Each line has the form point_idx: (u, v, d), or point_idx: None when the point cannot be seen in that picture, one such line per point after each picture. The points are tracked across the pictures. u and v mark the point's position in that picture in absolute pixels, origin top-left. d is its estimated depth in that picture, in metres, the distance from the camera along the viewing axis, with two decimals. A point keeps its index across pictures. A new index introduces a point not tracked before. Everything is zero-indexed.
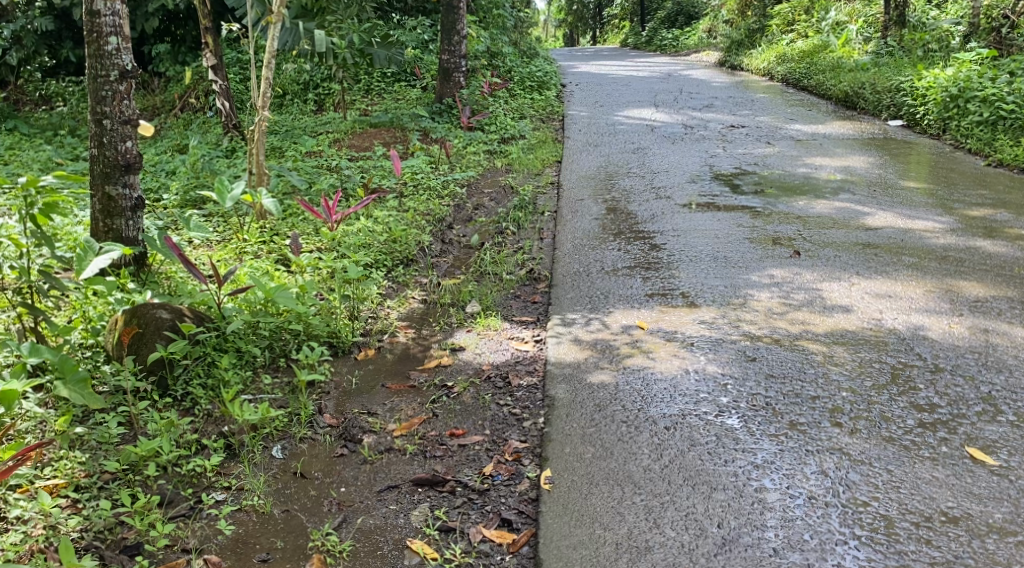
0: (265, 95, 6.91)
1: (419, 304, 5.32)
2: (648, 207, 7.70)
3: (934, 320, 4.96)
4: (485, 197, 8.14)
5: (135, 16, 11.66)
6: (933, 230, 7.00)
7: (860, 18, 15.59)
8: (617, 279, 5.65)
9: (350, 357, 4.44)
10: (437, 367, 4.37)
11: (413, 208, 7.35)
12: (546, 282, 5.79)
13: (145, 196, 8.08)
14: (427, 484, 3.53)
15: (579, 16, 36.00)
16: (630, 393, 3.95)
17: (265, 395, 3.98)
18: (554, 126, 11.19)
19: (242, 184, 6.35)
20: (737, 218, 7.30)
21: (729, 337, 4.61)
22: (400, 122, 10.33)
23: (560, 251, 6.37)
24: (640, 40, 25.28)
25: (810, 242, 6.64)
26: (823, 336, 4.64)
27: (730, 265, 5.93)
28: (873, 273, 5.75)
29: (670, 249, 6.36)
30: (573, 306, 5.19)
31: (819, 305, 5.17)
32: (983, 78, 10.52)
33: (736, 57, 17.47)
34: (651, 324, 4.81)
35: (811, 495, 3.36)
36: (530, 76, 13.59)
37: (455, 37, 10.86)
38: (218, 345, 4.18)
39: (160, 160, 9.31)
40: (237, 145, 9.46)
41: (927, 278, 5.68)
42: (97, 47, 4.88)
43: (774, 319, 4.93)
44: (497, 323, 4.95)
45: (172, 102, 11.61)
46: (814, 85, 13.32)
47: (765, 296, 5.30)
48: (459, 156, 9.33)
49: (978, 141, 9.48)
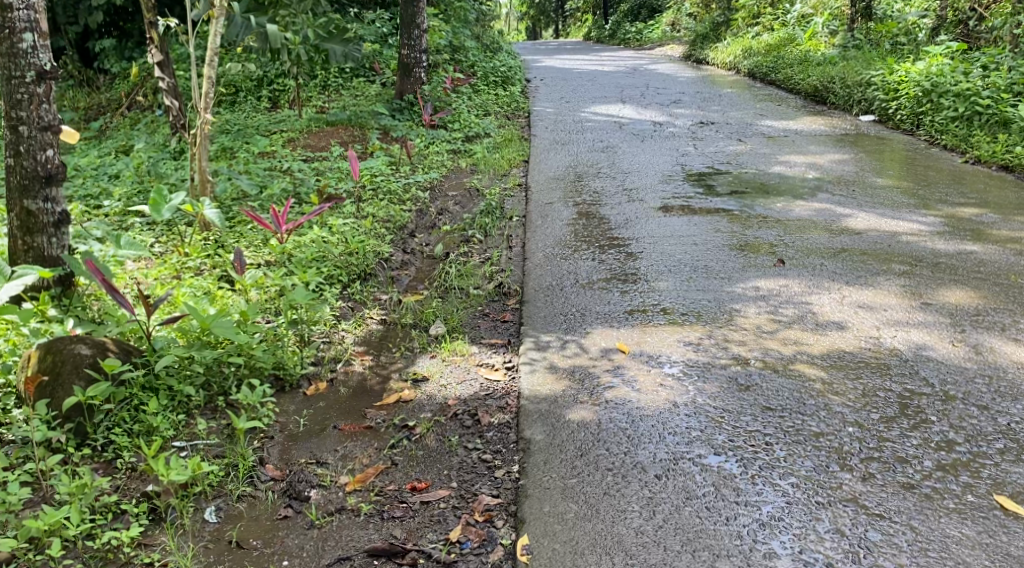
0: (208, 97, 6.40)
1: (377, 326, 4.88)
2: (620, 210, 7.29)
3: (935, 337, 4.54)
4: (449, 200, 7.70)
5: (78, 9, 11.10)
6: (919, 233, 6.64)
7: (825, 10, 15.30)
8: (592, 294, 5.23)
9: (299, 395, 4.01)
10: (396, 403, 3.93)
11: (372, 215, 6.88)
12: (517, 298, 5.37)
13: (84, 203, 7.55)
14: (384, 554, 3.08)
15: (541, 9, 35.52)
16: (614, 433, 3.53)
17: (200, 441, 3.50)
18: (519, 123, 10.75)
19: (180, 194, 5.97)
20: (714, 222, 6.90)
21: (717, 361, 4.19)
22: (359, 120, 9.83)
23: (530, 262, 5.94)
24: (604, 35, 24.93)
25: (793, 248, 6.24)
26: (819, 358, 4.23)
27: (712, 277, 5.52)
28: (862, 283, 5.36)
29: (647, 258, 5.95)
30: (547, 326, 4.76)
31: (811, 322, 4.76)
32: (956, 72, 10.22)
33: (702, 51, 17.10)
34: (632, 347, 4.38)
35: (829, 561, 2.99)
36: (494, 71, 13.13)
37: (415, 31, 10.39)
38: (147, 384, 3.69)
39: (104, 164, 8.75)
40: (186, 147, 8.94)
41: (920, 287, 5.29)
42: (10, 45, 4.35)
43: (765, 339, 4.52)
44: (464, 347, 4.51)
45: (118, 100, 11.02)
46: (783, 80, 12.96)
47: (753, 312, 4.90)
48: (420, 156, 8.86)
49: (954, 137, 9.16)
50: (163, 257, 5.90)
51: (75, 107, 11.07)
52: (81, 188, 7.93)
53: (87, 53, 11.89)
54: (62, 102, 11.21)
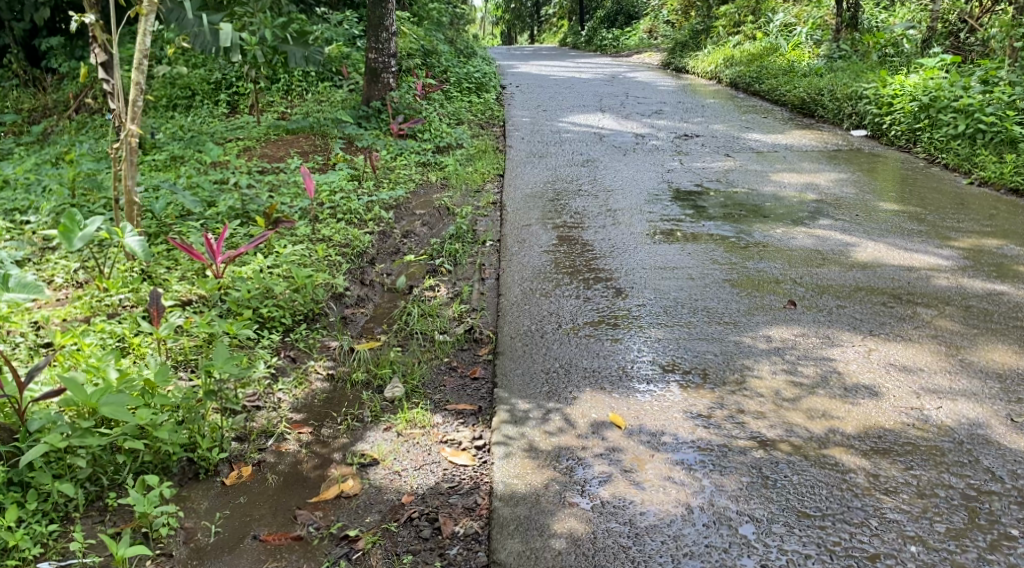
0: (134, 105, 5.67)
1: (322, 385, 4.11)
2: (604, 234, 6.52)
3: (988, 411, 3.80)
4: (416, 220, 6.93)
5: (23, 4, 10.22)
6: (937, 267, 5.88)
7: (808, 20, 14.73)
8: (577, 343, 4.45)
9: (215, 485, 3.36)
10: (353, 502, 3.29)
11: (327, 239, 6.10)
12: (490, 347, 4.59)
13: (10, 218, 6.68)
14: None
15: (517, 14, 34.68)
16: (619, 556, 3.00)
17: (72, 562, 2.96)
18: (495, 132, 9.99)
19: (100, 221, 5.18)
20: (709, 251, 6.11)
21: (734, 444, 3.44)
22: (321, 129, 9.01)
23: (506, 300, 5.15)
24: (580, 42, 24.24)
25: (803, 285, 5.44)
26: (856, 439, 3.46)
27: (715, 322, 4.74)
28: (887, 333, 4.62)
29: (637, 297, 5.18)
30: (526, 388, 3.97)
31: (836, 386, 3.99)
32: (954, 86, 9.52)
33: (680, 60, 16.39)
34: (629, 419, 3.61)
35: None
36: (468, 77, 12.30)
37: (384, 34, 9.47)
38: (15, 479, 3.10)
39: (40, 172, 7.84)
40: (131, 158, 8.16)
41: (955, 340, 4.54)
42: None
43: (787, 411, 3.75)
44: (425, 417, 3.75)
45: (66, 103, 10.10)
46: (767, 91, 12.24)
47: (767, 370, 4.13)
48: (386, 169, 8.05)
49: (956, 156, 8.44)
50: (78, 294, 5.13)
51: (18, 109, 10.13)
52: (9, 201, 7.03)
53: (34, 51, 10.93)
54: (4, 102, 10.26)
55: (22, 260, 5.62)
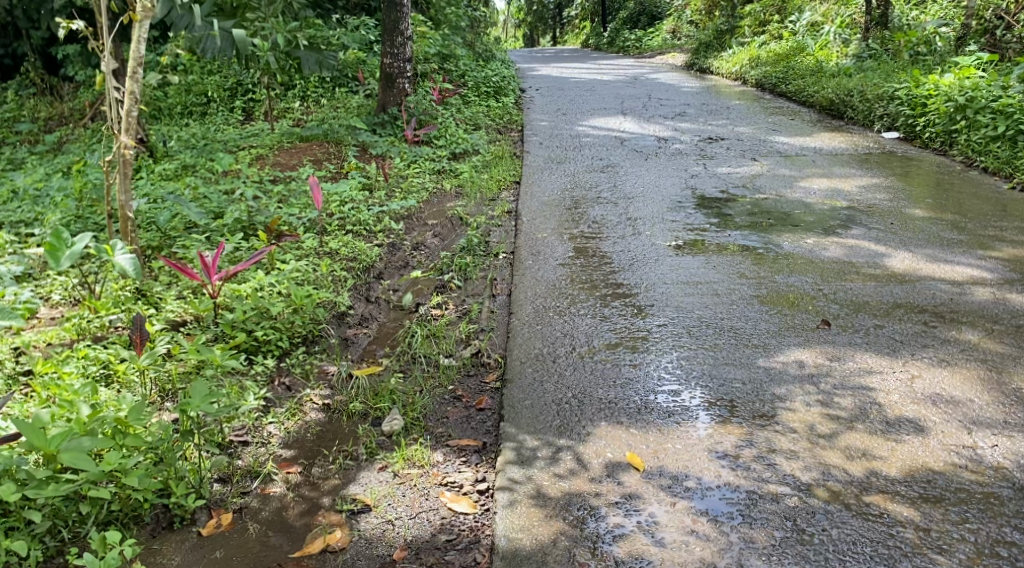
0: (128, 116, 5.38)
1: (318, 416, 3.78)
2: (624, 245, 6.17)
3: None
4: (428, 231, 6.61)
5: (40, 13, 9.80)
6: (982, 280, 5.46)
7: (836, 18, 14.31)
8: (592, 370, 4.11)
9: (191, 536, 3.13)
10: (344, 558, 3.06)
11: (334, 252, 5.80)
12: (498, 373, 4.27)
13: (12, 231, 6.42)
14: None
15: (539, 16, 34.31)
16: None
17: None
18: (513, 138, 9.67)
19: (89, 238, 4.84)
20: (735, 263, 5.74)
21: (765, 490, 3.21)
22: (335, 135, 8.70)
23: (517, 319, 4.82)
24: (602, 42, 23.85)
25: (837, 301, 5.05)
26: (902, 485, 3.23)
27: (743, 344, 4.38)
28: (931, 357, 4.23)
29: (658, 315, 4.83)
30: (535, 422, 3.64)
31: (876, 420, 3.63)
32: (992, 86, 9.07)
33: (704, 61, 15.97)
34: (648, 461, 3.36)
35: None
36: (487, 81, 11.98)
37: (399, 38, 9.14)
38: None
39: (50, 182, 7.59)
40: (142, 168, 7.92)
41: (1007, 364, 4.16)
42: None
43: (823, 450, 3.40)
44: (424, 455, 3.45)
45: (82, 111, 9.90)
46: (795, 91, 11.84)
47: (800, 402, 3.76)
48: (400, 177, 7.75)
49: (996, 158, 7.99)
50: (68, 314, 4.85)
51: (34, 117, 9.90)
52: (15, 213, 6.78)
53: (51, 59, 10.72)
54: (20, 111, 10.01)
55: (20, 275, 5.37)
